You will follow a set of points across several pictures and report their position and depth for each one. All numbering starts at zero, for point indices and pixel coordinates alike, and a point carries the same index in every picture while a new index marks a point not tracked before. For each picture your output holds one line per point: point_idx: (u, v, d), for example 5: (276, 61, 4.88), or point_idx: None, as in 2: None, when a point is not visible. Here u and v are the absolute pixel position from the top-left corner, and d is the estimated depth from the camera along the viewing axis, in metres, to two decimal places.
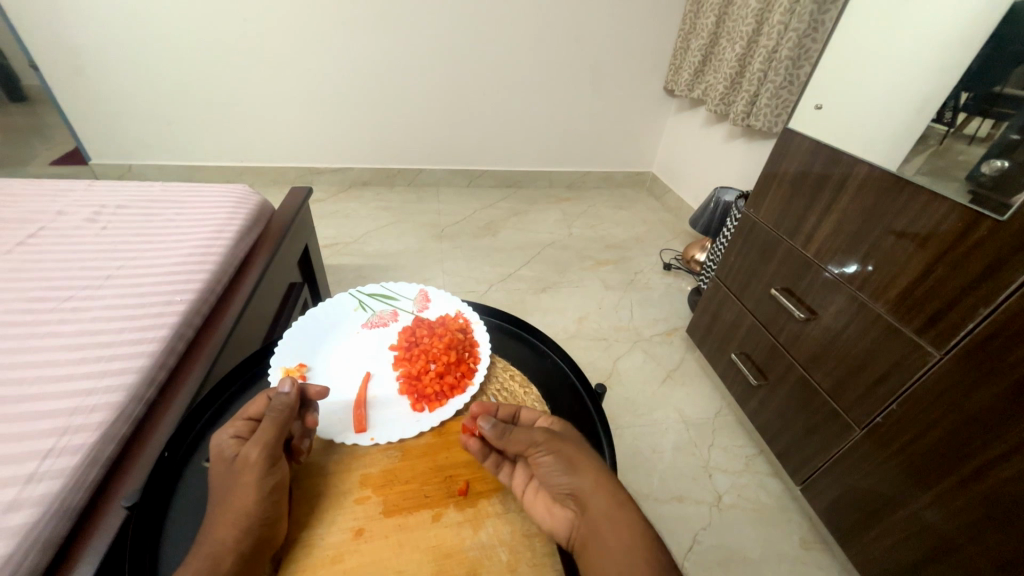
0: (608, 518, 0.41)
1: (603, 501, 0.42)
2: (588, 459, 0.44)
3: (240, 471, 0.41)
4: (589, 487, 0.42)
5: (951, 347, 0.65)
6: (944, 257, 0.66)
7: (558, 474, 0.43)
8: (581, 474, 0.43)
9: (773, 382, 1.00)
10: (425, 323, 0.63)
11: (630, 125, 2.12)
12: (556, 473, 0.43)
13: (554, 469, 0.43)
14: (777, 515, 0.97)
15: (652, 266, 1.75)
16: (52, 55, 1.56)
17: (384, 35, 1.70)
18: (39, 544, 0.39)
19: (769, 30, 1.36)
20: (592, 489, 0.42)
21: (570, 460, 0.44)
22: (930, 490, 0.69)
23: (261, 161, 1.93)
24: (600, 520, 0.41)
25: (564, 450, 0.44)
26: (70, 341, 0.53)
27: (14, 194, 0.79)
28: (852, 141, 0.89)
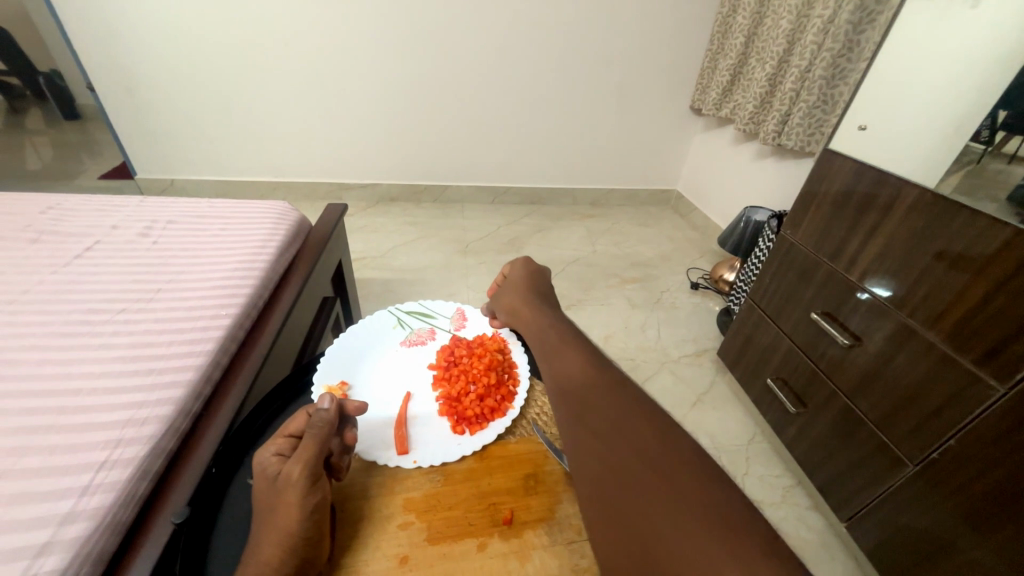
0: (605, 392, 0.46)
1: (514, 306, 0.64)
2: (520, 291, 0.66)
3: (283, 489, 0.41)
4: (510, 302, 0.65)
5: (1016, 382, 0.61)
6: (1006, 286, 0.63)
7: (498, 296, 0.68)
8: (509, 295, 0.66)
9: (813, 410, 0.96)
10: (463, 343, 0.64)
11: (656, 143, 2.12)
12: (501, 298, 0.68)
13: (500, 295, 0.69)
14: (819, 552, 0.92)
15: (679, 286, 1.72)
16: (106, 77, 1.66)
17: (415, 56, 1.75)
18: (91, 558, 0.39)
19: (802, 50, 1.35)
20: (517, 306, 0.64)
21: (510, 291, 0.67)
22: (993, 535, 0.64)
23: (293, 176, 1.99)
24: (576, 375, 0.49)
25: (515, 286, 0.67)
26: (123, 353, 0.54)
27: (72, 208, 0.82)
28: (897, 162, 0.87)
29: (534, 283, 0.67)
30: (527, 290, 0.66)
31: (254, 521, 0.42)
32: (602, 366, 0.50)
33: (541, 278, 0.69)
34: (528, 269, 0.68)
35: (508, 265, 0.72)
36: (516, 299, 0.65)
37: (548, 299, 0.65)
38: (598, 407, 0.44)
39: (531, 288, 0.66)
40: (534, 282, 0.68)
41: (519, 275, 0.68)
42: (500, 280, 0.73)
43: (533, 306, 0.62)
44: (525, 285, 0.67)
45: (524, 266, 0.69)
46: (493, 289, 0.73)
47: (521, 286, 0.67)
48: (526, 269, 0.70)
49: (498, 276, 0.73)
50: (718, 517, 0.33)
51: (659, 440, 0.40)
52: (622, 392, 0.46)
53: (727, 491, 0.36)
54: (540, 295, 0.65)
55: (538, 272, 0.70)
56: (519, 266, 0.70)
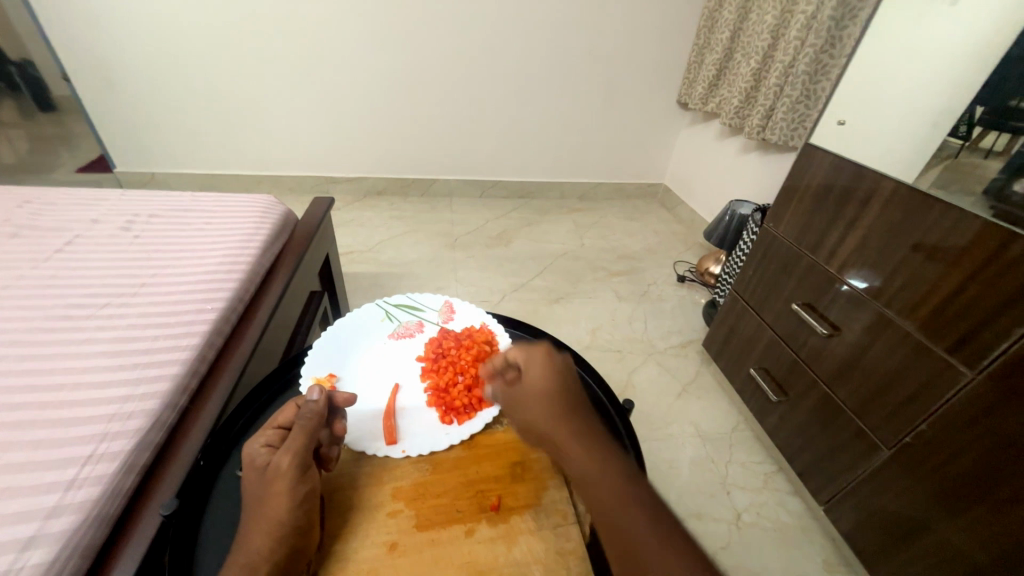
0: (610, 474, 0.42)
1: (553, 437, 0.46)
2: (554, 405, 0.47)
3: (272, 480, 0.42)
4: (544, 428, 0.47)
5: (984, 368, 0.64)
6: (977, 276, 0.65)
7: (520, 406, 0.49)
8: (542, 414, 0.47)
9: (794, 398, 0.99)
10: (452, 334, 0.63)
11: (643, 137, 2.13)
12: (525, 417, 0.49)
13: (521, 411, 0.49)
14: (798, 536, 0.95)
15: (666, 279, 1.74)
16: (81, 67, 1.61)
17: (401, 48, 1.73)
18: (79, 551, 0.39)
19: (786, 45, 1.37)
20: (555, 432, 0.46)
21: (534, 404, 0.48)
22: (964, 514, 0.67)
23: (278, 170, 1.96)
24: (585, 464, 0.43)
25: (540, 395, 0.48)
26: (106, 348, 0.53)
27: (49, 202, 0.80)
28: (875, 156, 0.89)
29: (562, 386, 0.49)
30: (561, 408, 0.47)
31: (244, 512, 0.42)
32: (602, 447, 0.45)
33: (566, 371, 0.51)
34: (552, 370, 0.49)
35: (521, 356, 0.51)
36: (548, 419, 0.47)
37: (588, 418, 0.48)
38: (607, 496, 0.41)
39: (563, 397, 0.48)
40: (562, 388, 0.49)
41: (545, 379, 0.49)
42: (506, 367, 0.52)
43: (574, 428, 0.46)
44: (557, 393, 0.48)
45: (545, 360, 0.50)
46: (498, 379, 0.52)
47: (556, 408, 0.47)
48: (546, 362, 0.51)
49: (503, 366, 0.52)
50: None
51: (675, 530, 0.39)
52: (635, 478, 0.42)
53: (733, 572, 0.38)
54: (573, 401, 0.49)
55: (559, 362, 0.51)
56: (542, 369, 0.50)
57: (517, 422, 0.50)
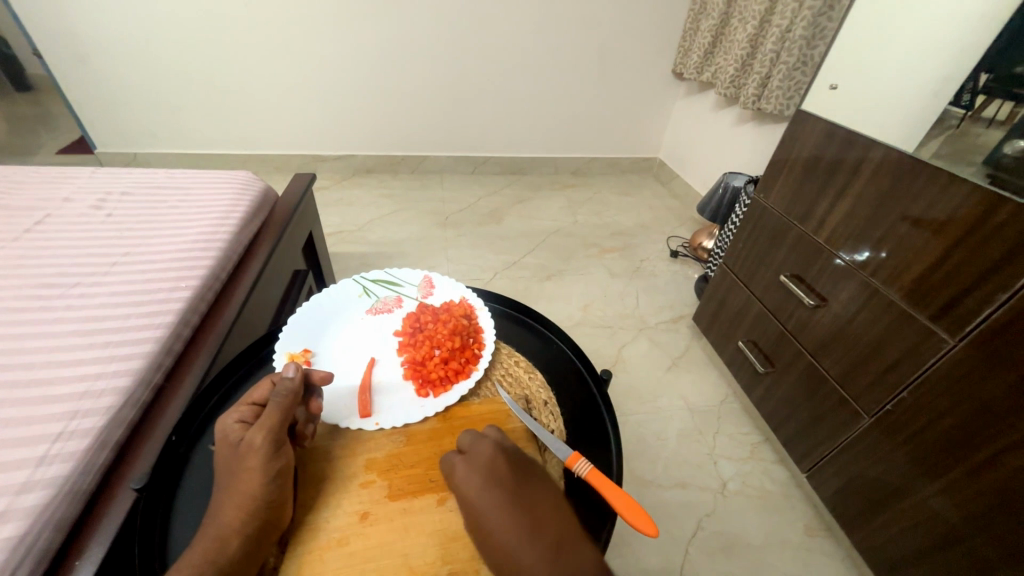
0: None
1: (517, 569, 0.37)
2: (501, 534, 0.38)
3: (244, 456, 0.41)
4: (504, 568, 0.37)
5: (966, 334, 0.64)
6: (962, 243, 0.64)
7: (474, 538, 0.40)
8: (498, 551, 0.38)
9: (780, 369, 0.99)
10: (429, 309, 0.62)
11: (637, 109, 2.08)
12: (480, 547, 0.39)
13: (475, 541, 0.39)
14: (781, 502, 0.97)
15: (658, 254, 1.73)
16: (52, 42, 1.55)
17: (386, 18, 1.66)
18: (51, 525, 0.39)
19: (783, 8, 1.32)
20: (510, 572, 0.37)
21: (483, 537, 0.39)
22: (939, 478, 0.68)
23: (264, 149, 1.92)
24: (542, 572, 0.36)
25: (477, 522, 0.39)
26: (78, 327, 0.53)
27: (19, 181, 0.79)
28: (868, 123, 0.87)
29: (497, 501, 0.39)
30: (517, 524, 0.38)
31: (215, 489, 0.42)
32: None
33: (496, 474, 0.41)
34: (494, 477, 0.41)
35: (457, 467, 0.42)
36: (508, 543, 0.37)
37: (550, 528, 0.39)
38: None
39: (502, 522, 0.38)
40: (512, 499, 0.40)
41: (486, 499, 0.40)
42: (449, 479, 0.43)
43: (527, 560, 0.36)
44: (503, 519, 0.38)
45: (478, 480, 0.41)
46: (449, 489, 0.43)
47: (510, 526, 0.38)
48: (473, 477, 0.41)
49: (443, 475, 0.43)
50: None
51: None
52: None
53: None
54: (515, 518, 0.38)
55: (490, 469, 0.41)
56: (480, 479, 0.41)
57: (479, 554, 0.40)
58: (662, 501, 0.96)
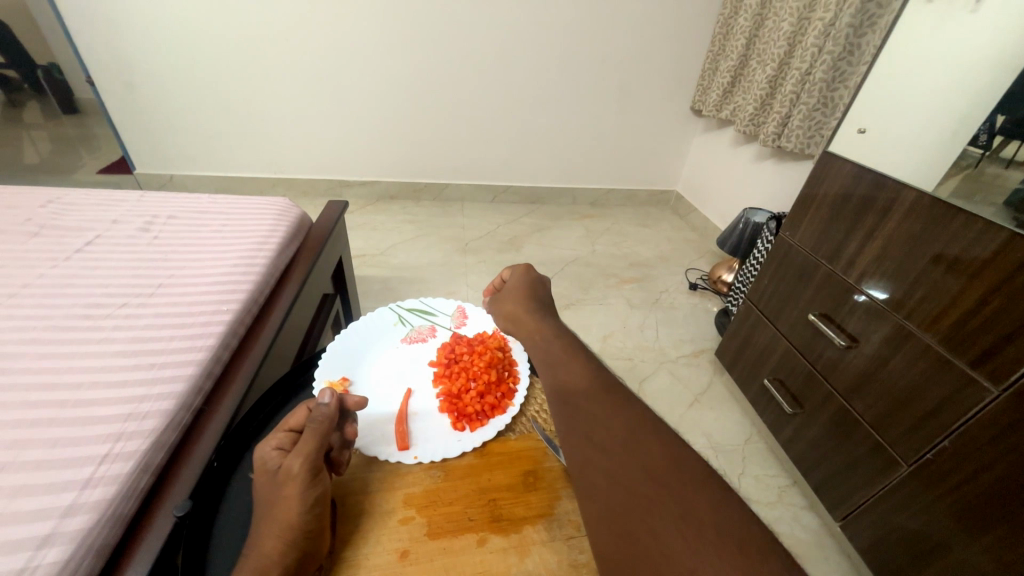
0: (612, 404, 0.46)
1: (519, 325, 0.60)
2: (519, 298, 0.63)
3: (284, 483, 0.41)
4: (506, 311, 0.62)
5: (1010, 384, 0.62)
6: (1001, 289, 0.63)
7: (496, 302, 0.66)
8: (510, 302, 0.63)
9: (809, 410, 0.97)
10: (464, 340, 0.64)
11: (655, 144, 2.12)
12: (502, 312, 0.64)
13: (499, 310, 0.65)
14: (813, 551, 0.93)
15: (678, 286, 1.73)
16: (105, 71, 1.66)
17: (416, 53, 1.75)
18: (93, 551, 0.39)
19: (802, 52, 1.35)
20: (516, 326, 0.61)
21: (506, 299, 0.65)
22: (985, 536, 0.65)
23: (293, 173, 1.99)
24: (533, 337, 0.58)
25: (504, 302, 0.64)
26: (124, 347, 0.54)
27: (72, 203, 0.82)
28: (896, 164, 0.87)
29: (533, 291, 0.65)
30: (530, 308, 0.61)
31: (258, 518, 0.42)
32: (610, 381, 0.50)
33: (537, 281, 0.67)
34: (525, 277, 0.66)
35: (508, 269, 0.70)
36: (513, 309, 0.62)
37: (546, 310, 0.62)
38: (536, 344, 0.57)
39: (527, 296, 0.64)
40: (531, 295, 0.64)
41: (518, 283, 0.66)
42: (498, 283, 0.70)
43: (533, 315, 0.60)
44: (526, 293, 0.64)
45: (522, 274, 0.67)
46: (492, 293, 0.70)
47: (519, 300, 0.63)
48: (518, 272, 0.68)
49: (497, 279, 0.71)
50: (703, 517, 0.35)
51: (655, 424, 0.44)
52: (595, 376, 0.50)
53: (701, 464, 0.40)
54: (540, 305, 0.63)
55: (523, 279, 0.67)
56: (516, 280, 0.67)
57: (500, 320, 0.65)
58: None
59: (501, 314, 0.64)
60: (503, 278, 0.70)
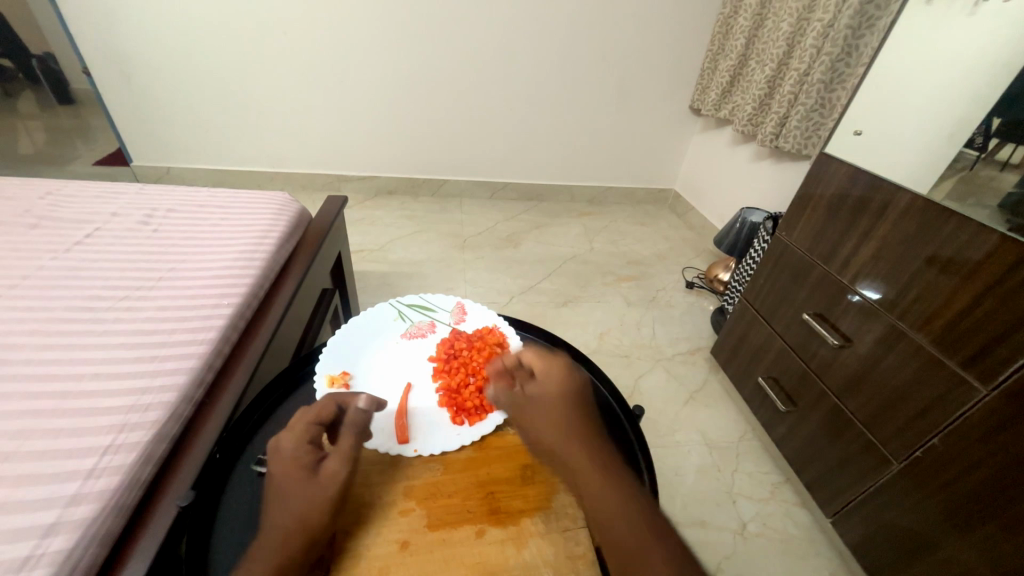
0: (618, 491, 0.42)
1: (565, 451, 0.46)
2: (562, 413, 0.48)
3: (324, 484, 0.42)
4: (548, 441, 0.46)
5: (998, 384, 0.64)
6: (992, 291, 0.65)
7: (527, 410, 0.49)
8: (549, 418, 0.48)
9: (803, 408, 0.98)
10: (463, 336, 0.64)
11: (654, 143, 2.13)
12: (535, 427, 0.48)
13: (532, 422, 0.49)
14: (804, 548, 0.94)
15: (675, 285, 1.74)
16: (102, 62, 1.65)
17: (416, 48, 1.74)
18: (98, 539, 0.40)
19: (801, 53, 1.36)
20: (564, 454, 0.45)
21: (534, 409, 0.49)
22: (973, 532, 0.66)
23: (291, 168, 1.99)
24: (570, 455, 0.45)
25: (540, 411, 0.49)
26: (126, 340, 0.55)
27: (70, 195, 0.82)
28: (892, 167, 0.88)
29: (571, 400, 0.50)
30: (579, 432, 0.47)
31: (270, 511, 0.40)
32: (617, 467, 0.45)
33: (576, 385, 0.52)
34: (563, 376, 0.52)
35: (536, 358, 0.53)
36: (556, 429, 0.47)
37: (596, 434, 0.48)
38: (573, 461, 0.44)
39: (566, 413, 0.48)
40: (574, 405, 0.49)
41: (554, 382, 0.51)
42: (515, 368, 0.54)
43: (581, 441, 0.46)
44: (567, 401, 0.49)
45: (558, 368, 0.52)
46: (507, 381, 0.53)
47: (564, 414, 0.48)
48: (551, 367, 0.52)
49: (512, 360, 0.54)
50: None
51: (660, 520, 0.41)
52: (610, 464, 0.44)
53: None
54: (582, 429, 0.47)
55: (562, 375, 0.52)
56: (549, 373, 0.52)
57: (531, 438, 0.48)
58: None
59: (539, 431, 0.47)
60: (525, 364, 0.54)
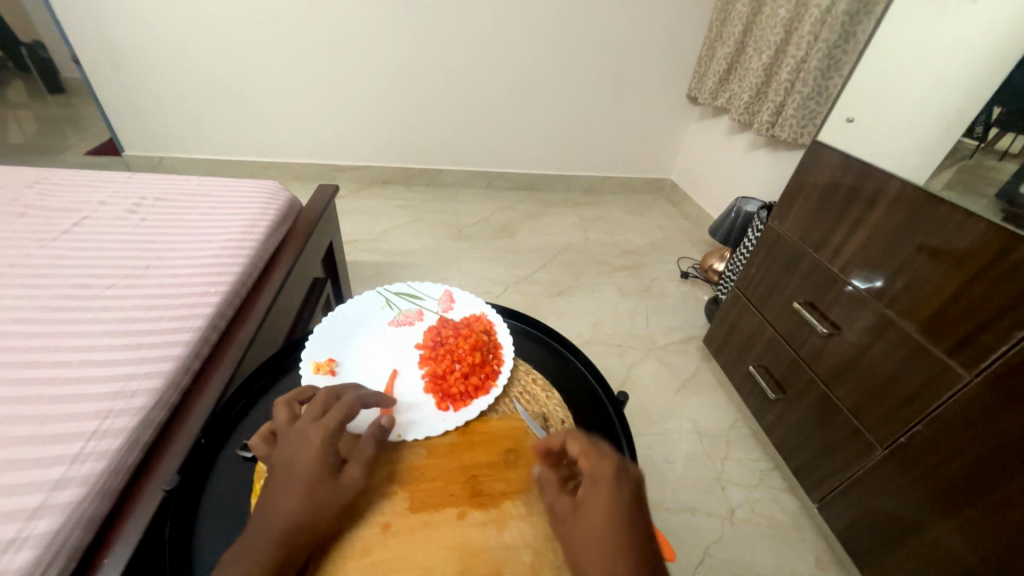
0: None
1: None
2: (610, 525, 0.38)
3: (341, 489, 0.42)
4: (587, 557, 0.38)
5: (982, 370, 0.64)
6: (979, 277, 0.65)
7: (567, 513, 0.41)
8: (594, 533, 0.38)
9: (792, 396, 0.99)
10: (450, 324, 0.64)
11: (651, 132, 2.11)
12: (576, 538, 0.39)
13: (573, 534, 0.39)
14: (790, 532, 0.96)
15: (669, 274, 1.74)
16: (90, 50, 1.62)
17: (409, 35, 1.71)
18: (82, 522, 0.40)
19: (799, 40, 1.34)
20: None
21: (577, 513, 0.40)
22: (955, 515, 0.67)
23: (285, 157, 1.97)
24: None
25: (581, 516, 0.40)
26: (112, 328, 0.55)
27: (57, 184, 0.82)
28: (884, 156, 0.88)
29: (622, 510, 0.39)
30: (628, 559, 0.37)
31: (272, 504, 0.39)
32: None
33: (634, 484, 0.42)
34: (616, 476, 0.41)
35: (584, 444, 0.44)
36: (601, 547, 0.38)
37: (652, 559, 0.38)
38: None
39: (619, 511, 0.39)
40: (623, 519, 0.39)
41: (606, 484, 0.41)
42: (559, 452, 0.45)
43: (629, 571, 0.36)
44: (617, 512, 0.39)
45: (611, 465, 0.42)
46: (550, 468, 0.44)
47: (612, 529, 0.38)
48: (605, 456, 0.43)
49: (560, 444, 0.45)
50: None
51: None
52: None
53: None
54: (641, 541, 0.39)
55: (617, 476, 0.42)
56: (599, 468, 0.42)
57: (570, 551, 0.39)
58: (670, 525, 0.95)
59: (579, 542, 0.39)
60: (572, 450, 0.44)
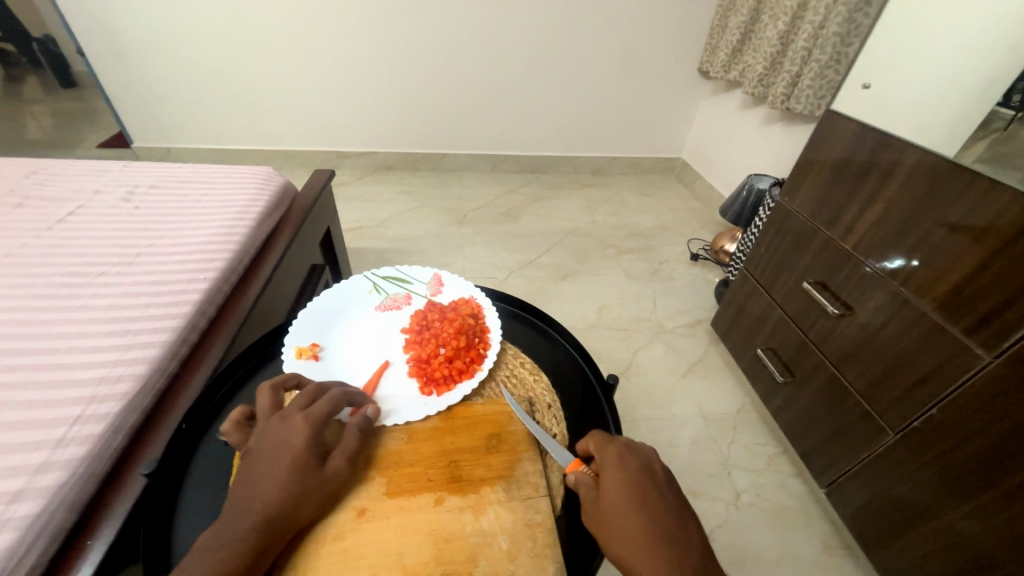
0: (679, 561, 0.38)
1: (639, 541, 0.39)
2: (635, 495, 0.41)
3: (323, 482, 0.41)
4: (620, 528, 0.40)
5: (1004, 351, 0.60)
6: (1003, 252, 0.60)
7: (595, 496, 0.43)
8: (623, 503, 0.41)
9: (800, 379, 0.96)
10: (437, 308, 0.63)
11: (661, 109, 2.04)
12: (606, 515, 0.41)
13: (602, 511, 0.42)
14: (797, 517, 0.94)
15: (679, 256, 1.69)
16: (94, 42, 1.63)
17: (409, 16, 1.67)
18: (65, 505, 0.41)
19: (817, 4, 1.26)
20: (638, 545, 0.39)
21: (603, 493, 0.42)
22: (968, 502, 0.64)
23: (289, 145, 1.97)
24: (646, 538, 0.39)
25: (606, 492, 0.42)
26: (100, 315, 0.55)
27: (56, 173, 0.82)
28: (902, 124, 0.82)
29: (642, 482, 0.43)
30: (655, 522, 0.40)
31: (250, 494, 0.38)
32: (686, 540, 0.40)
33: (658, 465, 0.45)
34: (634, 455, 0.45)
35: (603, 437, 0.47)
36: (632, 516, 0.40)
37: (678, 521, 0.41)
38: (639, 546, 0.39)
39: (640, 482, 0.42)
40: (648, 490, 0.42)
41: (627, 463, 0.44)
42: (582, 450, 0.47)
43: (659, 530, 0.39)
44: (640, 484, 0.42)
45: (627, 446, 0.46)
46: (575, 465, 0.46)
47: (638, 498, 0.41)
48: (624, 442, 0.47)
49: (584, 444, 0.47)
50: None
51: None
52: (676, 536, 0.40)
53: None
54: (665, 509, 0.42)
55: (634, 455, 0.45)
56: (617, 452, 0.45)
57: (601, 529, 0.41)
58: None
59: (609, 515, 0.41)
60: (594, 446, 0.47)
